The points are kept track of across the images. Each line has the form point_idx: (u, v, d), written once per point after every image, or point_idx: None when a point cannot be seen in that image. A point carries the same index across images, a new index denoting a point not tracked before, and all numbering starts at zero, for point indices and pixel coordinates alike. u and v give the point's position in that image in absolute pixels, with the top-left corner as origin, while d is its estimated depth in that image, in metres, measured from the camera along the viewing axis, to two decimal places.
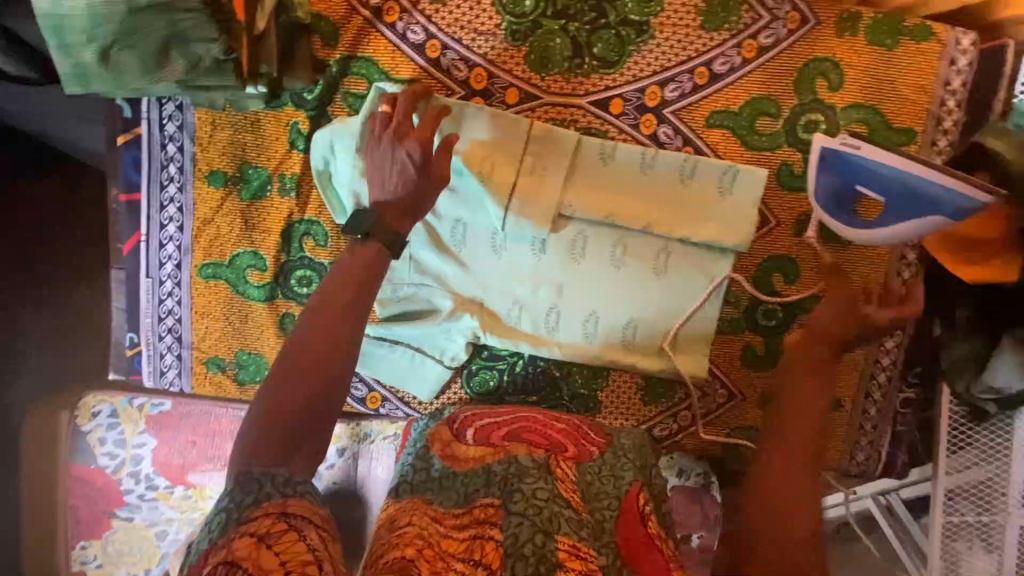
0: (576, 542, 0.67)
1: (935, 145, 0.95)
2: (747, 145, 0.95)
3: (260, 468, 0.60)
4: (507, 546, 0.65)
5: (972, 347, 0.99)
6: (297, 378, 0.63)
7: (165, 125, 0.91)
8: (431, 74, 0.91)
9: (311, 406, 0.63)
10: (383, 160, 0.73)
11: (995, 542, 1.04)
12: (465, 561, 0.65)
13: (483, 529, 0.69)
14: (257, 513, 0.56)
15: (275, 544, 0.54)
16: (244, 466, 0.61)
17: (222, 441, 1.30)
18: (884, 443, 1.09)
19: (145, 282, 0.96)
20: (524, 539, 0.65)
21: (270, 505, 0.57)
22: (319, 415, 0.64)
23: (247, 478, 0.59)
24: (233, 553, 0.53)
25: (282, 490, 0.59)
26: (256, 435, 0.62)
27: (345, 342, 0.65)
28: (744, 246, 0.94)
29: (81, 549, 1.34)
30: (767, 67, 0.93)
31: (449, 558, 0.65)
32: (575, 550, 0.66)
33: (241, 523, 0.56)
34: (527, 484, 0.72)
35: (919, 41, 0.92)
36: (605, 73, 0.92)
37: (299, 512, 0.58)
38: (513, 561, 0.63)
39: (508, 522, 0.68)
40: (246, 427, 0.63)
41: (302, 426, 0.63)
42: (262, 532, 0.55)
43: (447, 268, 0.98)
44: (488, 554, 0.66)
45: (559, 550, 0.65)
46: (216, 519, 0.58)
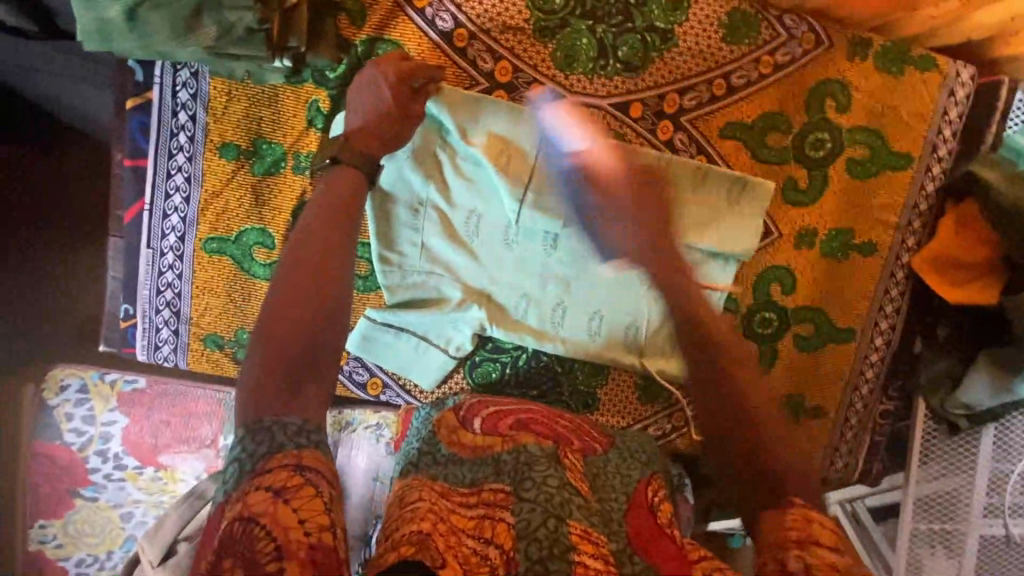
0: (587, 527, 0.69)
1: (930, 171, 1.01)
2: (757, 157, 0.98)
3: (270, 417, 0.60)
4: (520, 529, 0.66)
5: (950, 364, 1.04)
6: (282, 323, 0.67)
7: (178, 92, 0.88)
8: (457, 64, 0.91)
9: (307, 348, 0.66)
10: (380, 109, 0.81)
11: (955, 549, 1.10)
12: (477, 538, 0.67)
13: (494, 510, 0.70)
14: (273, 465, 0.56)
15: (292, 500, 0.54)
16: (250, 420, 0.60)
17: (198, 422, 1.28)
18: (862, 452, 1.12)
19: (145, 253, 0.94)
20: (537, 524, 0.66)
21: (284, 456, 0.57)
22: (308, 357, 0.66)
23: (259, 426, 0.59)
24: (250, 508, 0.53)
25: (296, 439, 0.59)
26: (254, 392, 0.63)
27: (322, 274, 0.69)
28: (747, 255, 0.99)
29: (38, 529, 1.29)
30: (781, 84, 0.96)
31: (462, 534, 0.68)
32: (587, 534, 0.68)
33: (257, 476, 0.56)
34: (538, 472, 0.73)
35: (923, 70, 0.96)
36: (628, 77, 0.94)
37: (313, 466, 0.58)
38: (526, 544, 0.65)
39: (520, 507, 0.69)
40: (243, 389, 0.64)
41: (301, 368, 0.65)
42: (279, 486, 0.54)
43: (458, 259, 0.98)
44: (499, 534, 0.67)
45: (573, 533, 0.67)
46: (232, 470, 0.58)
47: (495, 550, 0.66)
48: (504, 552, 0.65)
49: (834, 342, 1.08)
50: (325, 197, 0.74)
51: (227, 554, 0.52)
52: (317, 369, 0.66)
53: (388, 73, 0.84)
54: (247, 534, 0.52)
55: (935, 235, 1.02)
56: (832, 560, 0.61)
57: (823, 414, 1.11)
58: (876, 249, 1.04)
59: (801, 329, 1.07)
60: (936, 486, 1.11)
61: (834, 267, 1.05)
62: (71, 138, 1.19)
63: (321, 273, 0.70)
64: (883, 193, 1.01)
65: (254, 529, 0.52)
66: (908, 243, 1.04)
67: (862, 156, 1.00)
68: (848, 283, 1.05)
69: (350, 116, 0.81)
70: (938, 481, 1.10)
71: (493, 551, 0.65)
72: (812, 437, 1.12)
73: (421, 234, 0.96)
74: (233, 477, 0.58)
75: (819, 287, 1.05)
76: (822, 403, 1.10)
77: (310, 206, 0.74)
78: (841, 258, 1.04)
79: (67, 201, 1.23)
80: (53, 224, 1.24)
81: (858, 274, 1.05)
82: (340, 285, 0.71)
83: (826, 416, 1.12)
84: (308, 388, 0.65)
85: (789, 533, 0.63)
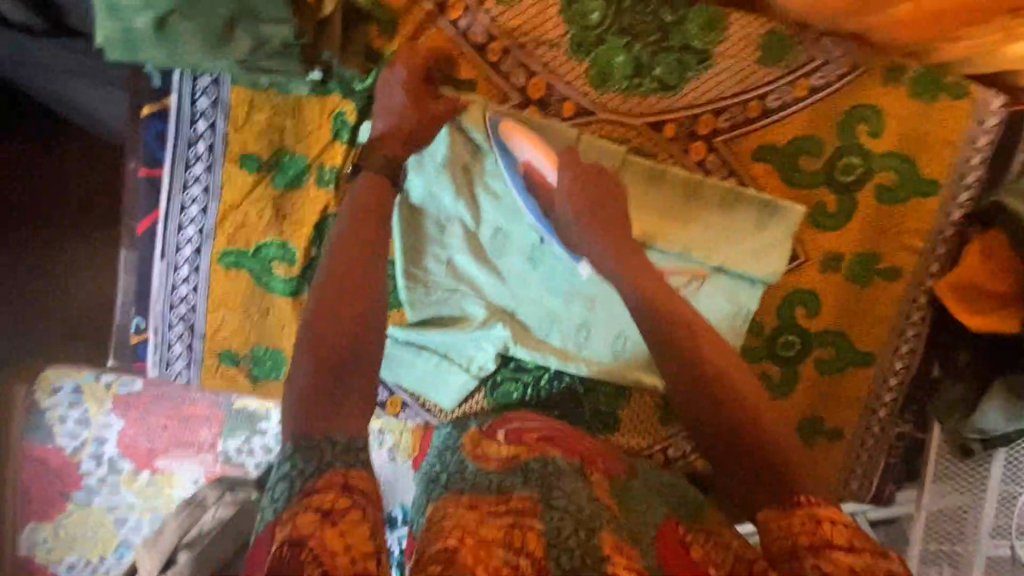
0: (620, 540, 0.62)
1: (956, 199, 1.00)
2: (787, 181, 0.98)
3: (319, 433, 0.60)
4: (550, 536, 0.61)
5: (965, 390, 1.02)
6: (323, 334, 0.66)
7: (198, 100, 0.85)
8: (490, 78, 0.89)
9: (350, 352, 0.67)
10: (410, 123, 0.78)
11: (965, 570, 1.08)
12: (507, 547, 0.60)
13: (523, 518, 0.64)
14: (321, 485, 0.55)
15: (339, 522, 0.52)
16: (299, 436, 0.60)
17: (197, 425, 1.24)
18: (876, 474, 1.14)
19: (159, 265, 0.90)
20: (568, 534, 0.61)
21: (332, 475, 0.56)
22: (350, 367, 0.66)
23: (307, 444, 0.59)
24: (299, 531, 0.51)
25: (344, 458, 0.58)
26: (300, 406, 0.63)
27: (360, 285, 0.70)
28: (775, 279, 0.97)
29: (29, 532, 1.26)
30: (815, 107, 0.95)
31: (492, 546, 0.60)
32: (620, 547, 0.61)
33: (306, 496, 0.54)
34: (566, 484, 0.69)
35: (954, 98, 0.96)
36: (662, 96, 0.92)
37: (361, 488, 0.56)
38: (558, 552, 0.59)
39: (550, 515, 0.63)
40: (288, 404, 0.64)
41: (345, 372, 0.66)
42: (326, 508, 0.53)
43: (483, 277, 0.96)
44: (530, 541, 0.61)
45: (604, 545, 0.60)
46: (279, 487, 0.57)
47: (525, 559, 0.59)
48: (536, 561, 0.59)
49: (854, 365, 1.08)
50: (356, 206, 0.74)
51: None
52: (359, 380, 0.66)
53: (418, 86, 0.81)
54: (294, 559, 0.49)
55: (959, 262, 1.01)
56: (850, 562, 0.57)
57: (839, 434, 1.12)
58: (899, 274, 1.04)
59: (822, 351, 1.07)
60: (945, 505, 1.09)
61: (857, 291, 1.05)
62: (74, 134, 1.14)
63: (358, 283, 0.70)
64: (910, 219, 1.01)
65: (304, 552, 0.50)
66: (931, 269, 1.04)
67: (890, 182, 0.99)
68: (871, 308, 1.05)
69: (381, 129, 0.78)
70: (947, 500, 1.09)
71: (524, 559, 0.59)
72: (827, 456, 1.13)
73: (447, 251, 0.94)
74: (282, 496, 0.56)
75: (841, 311, 1.05)
76: (839, 425, 1.11)
77: (341, 217, 0.74)
78: (864, 283, 1.04)
79: (68, 200, 1.18)
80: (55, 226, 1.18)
81: (882, 299, 1.05)
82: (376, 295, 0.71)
83: (841, 436, 1.12)
84: (352, 399, 0.65)
85: (799, 540, 0.61)
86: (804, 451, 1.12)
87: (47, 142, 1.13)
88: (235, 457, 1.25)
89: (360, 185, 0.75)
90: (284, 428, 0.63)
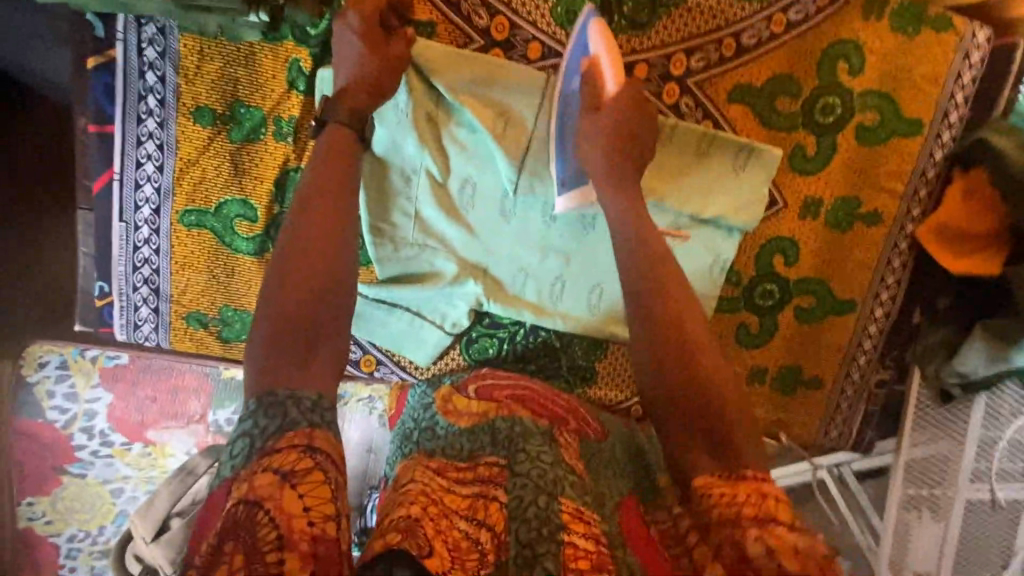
0: (580, 506, 0.61)
1: (940, 138, 0.97)
2: (764, 123, 0.95)
3: (284, 391, 0.58)
4: (511, 509, 0.58)
5: (944, 335, 1.01)
6: (287, 290, 0.64)
7: (144, 50, 0.82)
8: (450, 21, 0.86)
9: (312, 313, 0.64)
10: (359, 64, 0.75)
11: (943, 512, 1.09)
12: (468, 520, 0.58)
13: (488, 488, 0.62)
14: (282, 446, 0.53)
15: (298, 484, 0.51)
16: (263, 393, 0.58)
17: (186, 397, 1.23)
18: (856, 421, 1.12)
19: (118, 227, 0.88)
20: (528, 502, 0.58)
21: (295, 436, 0.54)
22: (317, 324, 0.64)
23: (271, 400, 0.57)
24: (256, 491, 0.50)
25: (310, 417, 0.56)
26: (262, 362, 0.61)
27: (328, 241, 0.67)
28: (751, 227, 0.95)
29: (26, 506, 1.26)
30: (792, 44, 0.91)
31: (453, 517, 0.58)
32: (579, 513, 0.60)
33: (266, 455, 0.53)
34: (532, 445, 0.66)
35: (938, 31, 0.92)
36: (633, 36, 0.89)
37: (324, 449, 0.55)
38: (517, 526, 0.56)
39: (513, 483, 0.61)
40: (252, 363, 0.61)
41: (307, 333, 0.63)
42: (286, 469, 0.52)
43: (452, 232, 0.93)
44: (491, 515, 0.59)
45: (564, 511, 0.59)
46: (239, 444, 0.56)
47: (486, 533, 0.57)
48: (494, 535, 0.57)
49: (834, 313, 1.07)
50: (320, 163, 0.71)
51: (229, 542, 0.48)
52: (327, 335, 0.64)
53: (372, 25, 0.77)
54: (251, 520, 0.49)
55: (940, 205, 0.99)
56: (792, 540, 0.51)
57: (819, 384, 1.11)
58: (881, 218, 1.02)
59: (802, 301, 1.06)
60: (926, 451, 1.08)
61: (837, 237, 1.03)
62: None
63: (323, 238, 0.67)
64: (891, 160, 0.98)
65: (260, 516, 0.49)
66: (912, 213, 1.01)
67: (871, 122, 0.96)
68: (850, 254, 1.04)
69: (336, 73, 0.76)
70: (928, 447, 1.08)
71: (484, 533, 0.57)
72: (805, 406, 1.12)
73: (414, 205, 0.91)
74: (241, 454, 0.55)
75: (820, 259, 1.04)
76: (819, 374, 1.11)
77: (304, 173, 0.70)
78: (844, 229, 1.02)
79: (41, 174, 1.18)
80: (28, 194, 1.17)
81: (861, 244, 1.03)
82: (343, 251, 0.68)
83: (821, 386, 1.12)
84: (320, 355, 0.63)
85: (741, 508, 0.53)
86: (785, 401, 1.12)
87: None
88: (226, 427, 1.26)
89: (322, 141, 0.72)
90: (248, 389, 0.60)
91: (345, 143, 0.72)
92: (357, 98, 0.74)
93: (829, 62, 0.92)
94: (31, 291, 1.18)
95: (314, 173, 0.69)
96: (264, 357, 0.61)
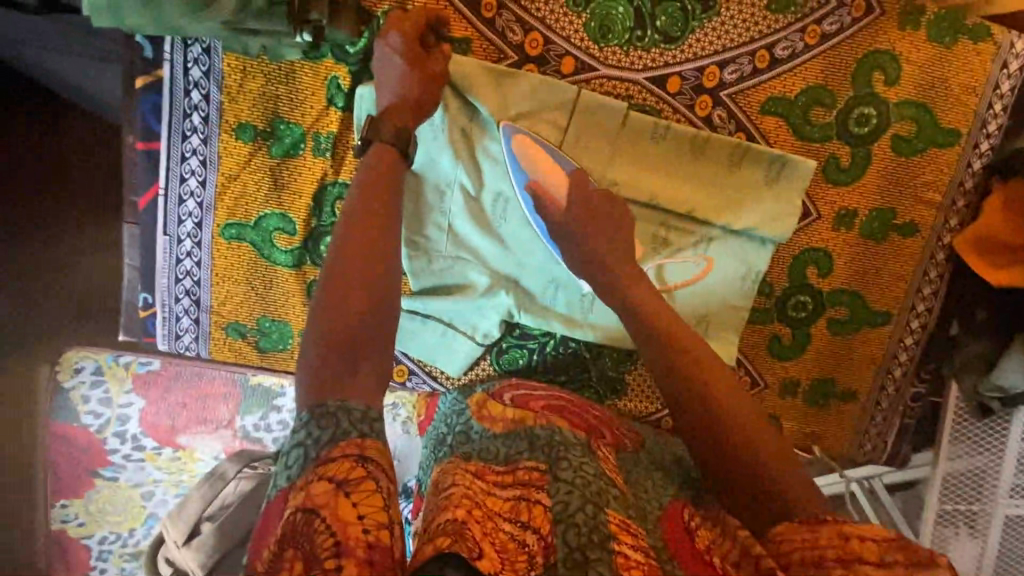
0: (625, 517, 0.61)
1: (977, 148, 0.96)
2: (798, 134, 0.94)
3: (334, 402, 0.59)
4: (555, 512, 0.59)
5: (982, 347, 0.98)
6: (334, 306, 0.65)
7: (190, 70, 0.84)
8: (484, 37, 0.87)
9: (359, 328, 0.65)
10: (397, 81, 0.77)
11: (980, 528, 1.08)
12: (513, 522, 0.59)
13: (530, 492, 0.63)
14: (336, 454, 0.55)
15: (353, 492, 0.52)
16: (314, 405, 0.59)
17: (214, 403, 1.26)
18: (891, 435, 1.10)
19: (162, 240, 0.91)
20: (575, 508, 0.59)
21: (347, 445, 0.55)
22: (364, 338, 0.65)
23: (322, 411, 0.58)
24: (313, 499, 0.52)
25: (360, 426, 0.57)
26: (312, 375, 0.62)
27: (371, 256, 0.69)
28: (784, 238, 0.95)
29: (60, 508, 1.29)
30: (827, 55, 0.91)
31: (497, 519, 0.60)
32: (625, 525, 0.60)
33: (321, 464, 0.54)
34: (572, 456, 0.67)
35: (976, 41, 0.91)
36: (665, 49, 0.89)
37: (375, 458, 0.56)
38: (564, 527, 0.57)
39: (555, 488, 0.62)
40: (302, 377, 0.63)
41: (354, 347, 0.64)
42: (340, 478, 0.53)
43: (486, 244, 0.94)
44: (536, 517, 0.60)
45: (611, 522, 0.59)
46: (294, 455, 0.57)
47: (531, 535, 0.58)
48: (541, 537, 0.57)
49: (867, 323, 1.05)
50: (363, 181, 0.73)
51: (287, 546, 0.50)
52: (372, 351, 0.65)
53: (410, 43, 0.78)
54: (308, 526, 0.50)
55: (979, 215, 0.97)
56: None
57: (852, 397, 1.10)
58: (915, 229, 1.00)
59: (835, 312, 1.05)
60: (961, 465, 1.07)
61: (871, 248, 1.01)
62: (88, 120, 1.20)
63: (367, 251, 0.69)
64: (927, 171, 0.97)
65: (315, 522, 0.50)
66: (949, 223, 1.00)
67: (908, 132, 0.95)
68: (884, 266, 1.02)
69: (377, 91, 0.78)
70: (964, 461, 1.06)
71: (530, 535, 0.58)
72: (837, 419, 1.11)
73: (448, 218, 0.92)
74: (297, 463, 0.56)
75: (854, 270, 1.02)
76: (853, 387, 1.09)
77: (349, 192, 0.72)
78: (878, 239, 1.01)
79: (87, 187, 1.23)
80: (74, 205, 1.23)
81: (896, 255, 1.02)
82: (387, 267, 0.70)
83: (854, 398, 1.10)
84: (367, 369, 0.64)
85: (825, 550, 0.55)
86: (816, 414, 1.10)
87: (71, 132, 1.20)
88: (254, 432, 1.28)
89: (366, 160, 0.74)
90: (299, 403, 0.61)
91: (387, 160, 0.74)
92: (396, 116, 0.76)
93: (864, 72, 0.92)
94: (32, 296, 1.25)
95: (360, 190, 0.72)
96: (314, 371, 0.62)
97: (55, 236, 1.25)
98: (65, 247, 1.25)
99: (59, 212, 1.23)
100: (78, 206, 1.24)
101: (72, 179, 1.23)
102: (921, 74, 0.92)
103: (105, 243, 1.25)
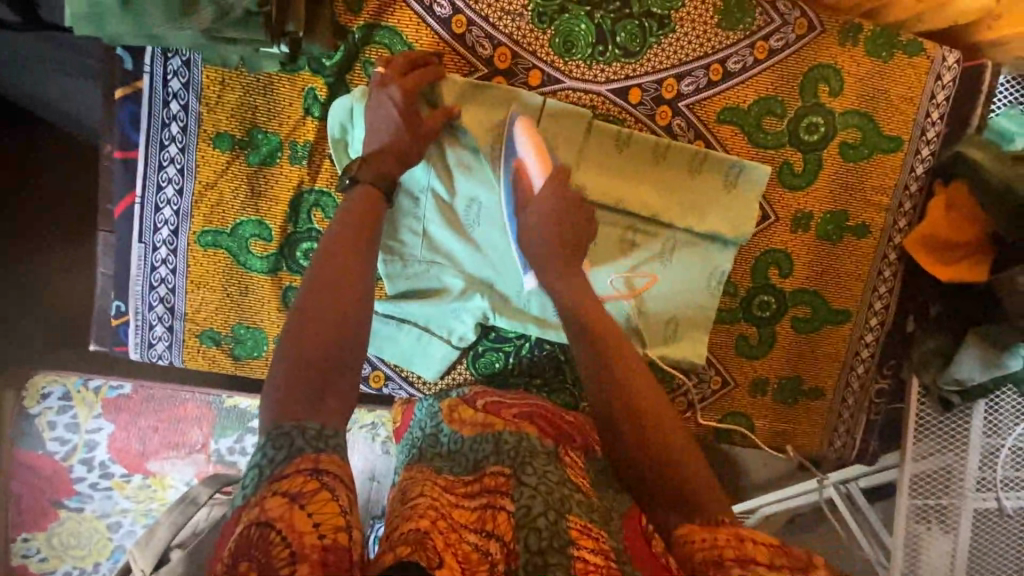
0: (588, 522, 0.60)
1: (919, 154, 1.03)
2: (754, 142, 1.00)
3: (290, 423, 0.60)
4: (519, 516, 0.59)
5: (940, 341, 1.03)
6: (309, 337, 0.67)
7: (170, 82, 0.87)
8: (452, 48, 0.91)
9: (332, 346, 0.68)
10: (373, 117, 0.83)
11: (951, 523, 1.08)
12: (478, 533, 0.59)
13: (496, 498, 0.63)
14: (290, 471, 0.55)
15: (308, 504, 0.53)
16: (275, 425, 0.60)
17: (187, 427, 1.24)
18: (859, 431, 1.13)
19: (137, 248, 0.92)
20: (538, 511, 0.59)
21: (302, 461, 0.56)
22: (336, 356, 0.67)
23: (278, 433, 0.59)
24: (268, 513, 0.52)
25: (315, 444, 0.58)
26: (280, 396, 0.63)
27: (348, 283, 0.72)
28: (744, 239, 0.99)
29: (22, 541, 1.22)
30: (774, 68, 0.98)
31: (462, 531, 0.60)
32: (588, 529, 0.59)
33: (275, 481, 0.55)
34: (538, 462, 0.67)
35: (910, 56, 0.99)
36: (626, 63, 0.95)
37: (331, 470, 0.57)
38: (526, 533, 0.57)
39: (519, 492, 0.61)
40: (269, 397, 0.64)
41: (327, 363, 0.66)
42: (295, 491, 0.54)
43: (459, 248, 0.96)
44: (500, 524, 0.59)
45: (573, 527, 0.58)
46: (249, 475, 0.58)
47: (495, 543, 0.58)
48: (504, 544, 0.58)
49: (829, 322, 1.10)
50: (345, 214, 0.77)
51: (241, 559, 0.50)
52: (338, 381, 0.66)
53: (391, 83, 0.84)
54: (262, 539, 0.51)
55: (924, 216, 1.04)
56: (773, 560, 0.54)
57: (820, 394, 1.13)
58: (868, 230, 1.06)
59: (798, 310, 1.09)
60: (929, 464, 1.08)
61: (827, 249, 1.07)
62: (67, 140, 1.22)
63: (347, 278, 0.72)
64: (875, 175, 1.03)
65: (271, 535, 0.51)
66: (899, 225, 1.06)
67: (854, 139, 1.02)
68: (841, 266, 1.07)
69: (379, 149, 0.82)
70: (931, 459, 1.08)
71: (493, 543, 0.58)
72: (807, 416, 1.13)
73: (423, 223, 0.95)
74: (252, 484, 0.57)
75: (813, 270, 1.07)
76: (820, 385, 1.12)
77: (332, 222, 0.77)
78: (834, 241, 1.06)
79: (62, 206, 1.23)
80: (53, 223, 1.24)
81: (852, 254, 1.07)
82: (362, 290, 0.73)
83: (822, 396, 1.13)
84: (331, 401, 0.64)
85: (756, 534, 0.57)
86: (787, 414, 1.13)
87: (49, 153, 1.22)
88: (229, 455, 1.26)
89: (350, 200, 0.79)
90: (263, 421, 0.62)
91: (365, 194, 0.79)
92: (382, 133, 0.82)
93: (809, 85, 0.99)
94: (11, 316, 1.24)
95: (343, 221, 0.77)
96: (284, 388, 0.64)
97: (32, 255, 1.24)
98: (46, 267, 1.25)
99: (35, 232, 1.24)
100: (57, 226, 1.24)
101: (50, 196, 1.23)
102: (864, 86, 1.00)
103: (83, 263, 1.25)
